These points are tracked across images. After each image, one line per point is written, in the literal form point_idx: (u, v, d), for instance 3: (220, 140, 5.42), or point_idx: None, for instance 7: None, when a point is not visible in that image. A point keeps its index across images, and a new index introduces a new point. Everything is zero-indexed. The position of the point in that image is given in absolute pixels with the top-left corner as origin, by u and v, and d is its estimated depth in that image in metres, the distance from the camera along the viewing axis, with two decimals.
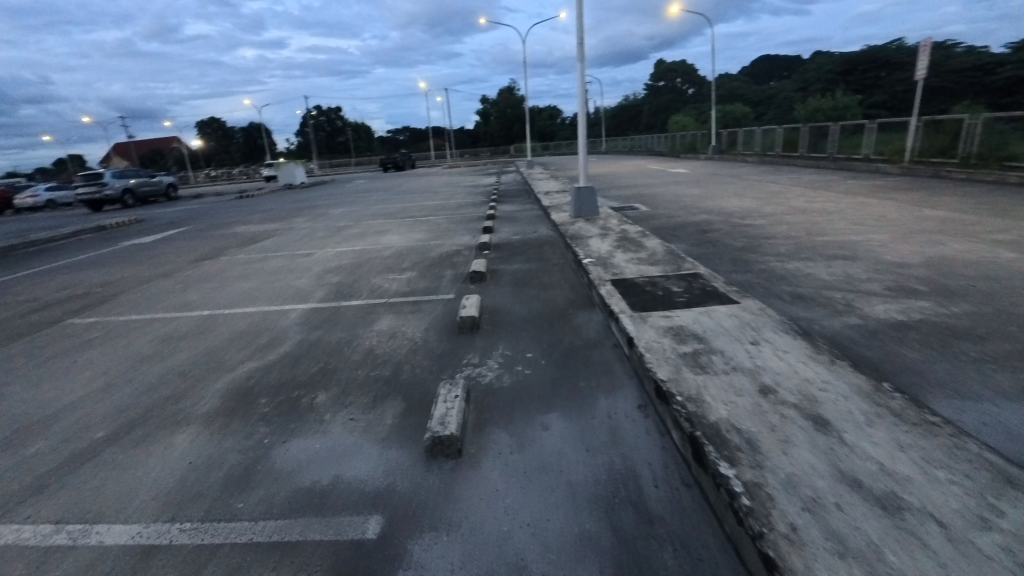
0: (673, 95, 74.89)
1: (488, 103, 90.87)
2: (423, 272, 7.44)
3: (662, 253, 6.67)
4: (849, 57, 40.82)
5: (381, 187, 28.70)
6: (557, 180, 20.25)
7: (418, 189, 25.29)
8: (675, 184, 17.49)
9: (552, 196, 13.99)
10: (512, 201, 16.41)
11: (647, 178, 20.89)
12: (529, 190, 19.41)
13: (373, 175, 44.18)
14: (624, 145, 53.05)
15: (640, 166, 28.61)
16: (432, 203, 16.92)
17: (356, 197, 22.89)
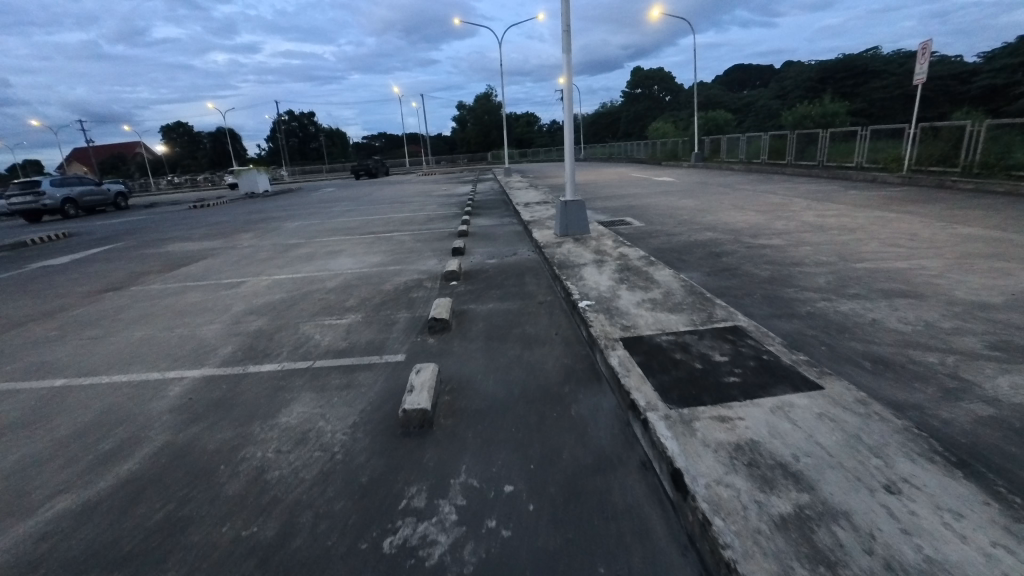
0: (651, 103, 74.73)
1: (464, 109, 89.30)
2: (371, 315, 5.76)
3: (680, 291, 5.11)
4: (827, 65, 40.68)
5: (348, 197, 26.70)
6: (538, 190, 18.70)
7: (388, 199, 23.45)
8: (666, 194, 16.11)
9: (533, 209, 12.40)
10: (489, 213, 14.76)
11: (634, 187, 19.56)
12: (507, 200, 17.83)
13: (344, 182, 42.00)
14: (604, 152, 52.10)
15: (623, 175, 27.38)
16: (399, 217, 15.13)
17: (319, 208, 20.90)
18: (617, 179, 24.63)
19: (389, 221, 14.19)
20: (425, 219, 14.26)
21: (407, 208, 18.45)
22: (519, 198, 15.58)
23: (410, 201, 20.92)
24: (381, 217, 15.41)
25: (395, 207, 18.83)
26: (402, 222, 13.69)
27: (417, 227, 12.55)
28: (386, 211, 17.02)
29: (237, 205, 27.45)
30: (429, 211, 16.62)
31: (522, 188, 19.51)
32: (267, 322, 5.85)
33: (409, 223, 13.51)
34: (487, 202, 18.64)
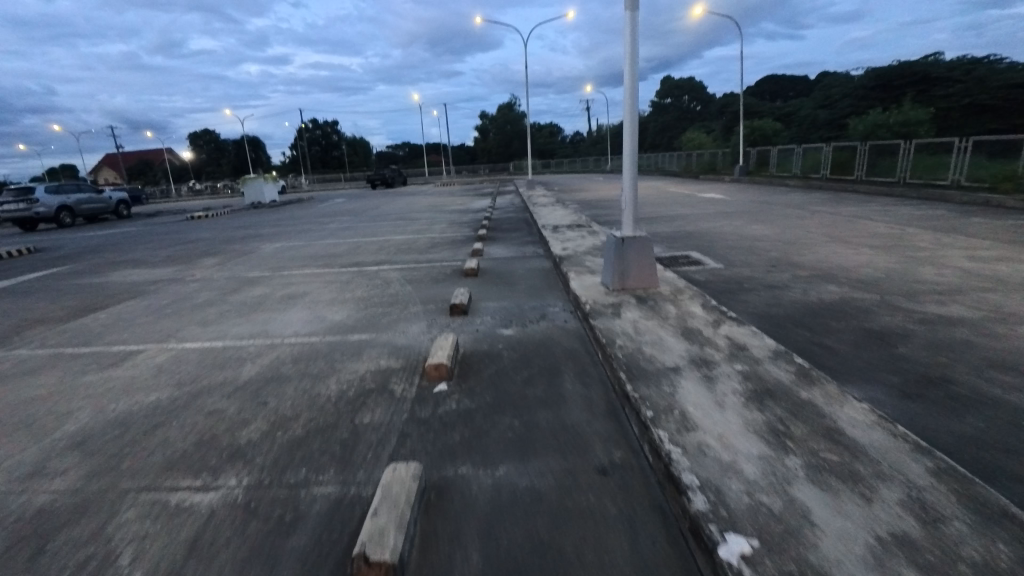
0: (680, 113, 71.57)
1: (486, 118, 87.20)
2: (266, 479, 2.94)
3: (943, 502, 2.20)
4: (882, 71, 36.98)
5: (356, 209, 24.30)
6: (566, 207, 15.73)
7: (396, 213, 20.88)
8: (727, 217, 12.96)
9: (564, 238, 9.49)
10: (507, 237, 11.90)
11: (680, 204, 16.53)
12: (530, 219, 14.97)
13: (357, 192, 39.84)
14: (633, 164, 49.00)
15: (659, 189, 24.41)
16: (398, 240, 12.35)
17: (316, 223, 18.38)
18: (657, 194, 21.47)
19: (384, 246, 11.38)
20: (428, 244, 11.43)
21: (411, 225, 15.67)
22: (544, 219, 12.68)
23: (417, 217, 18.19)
24: (377, 239, 12.63)
25: (397, 224, 16.10)
26: (400, 248, 10.91)
27: (414, 257, 9.75)
28: (388, 231, 14.28)
29: (235, 217, 25.13)
30: (436, 231, 13.83)
31: (548, 206, 16.58)
32: (73, 488, 3.04)
33: (407, 249, 10.71)
34: (506, 221, 15.77)
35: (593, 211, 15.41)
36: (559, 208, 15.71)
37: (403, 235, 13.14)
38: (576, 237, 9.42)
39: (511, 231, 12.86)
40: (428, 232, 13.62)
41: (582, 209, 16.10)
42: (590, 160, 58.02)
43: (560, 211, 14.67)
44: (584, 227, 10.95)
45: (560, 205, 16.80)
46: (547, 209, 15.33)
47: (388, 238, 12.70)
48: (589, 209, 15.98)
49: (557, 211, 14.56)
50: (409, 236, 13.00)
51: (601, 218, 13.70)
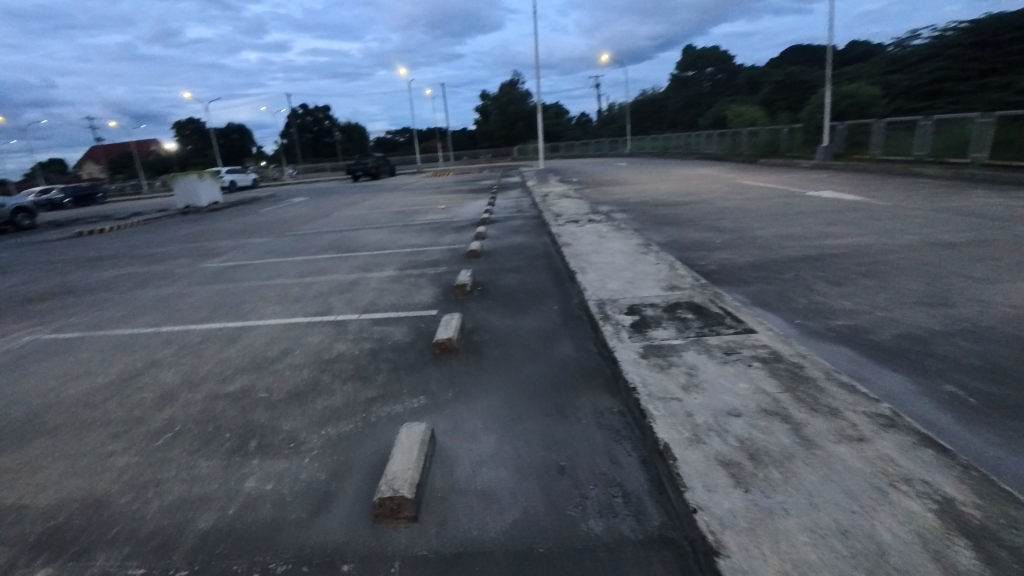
0: (703, 87, 63.68)
1: (486, 99, 78.87)
2: None
3: None
4: (986, 23, 29.18)
5: (301, 216, 17.34)
6: (620, 227, 8.53)
7: (345, 224, 13.85)
8: (997, 264, 5.79)
9: (738, 445, 2.41)
10: (505, 321, 4.92)
11: (809, 214, 9.51)
12: (552, 249, 8.01)
13: (327, 187, 32.68)
14: (660, 145, 41.08)
15: (727, 179, 17.32)
16: (258, 334, 5.27)
17: (204, 249, 11.43)
18: (742, 190, 14.02)
19: (192, 376, 4.32)
20: (302, 365, 4.35)
21: (332, 262, 8.48)
22: (592, 277, 5.51)
23: (364, 236, 10.97)
24: (220, 329, 5.55)
25: (314, 259, 8.92)
26: (212, 400, 3.87)
27: (185, 501, 2.75)
28: (276, 287, 7.12)
29: (135, 232, 17.88)
30: (364, 287, 6.67)
31: (584, 222, 9.28)
32: None
33: (223, 412, 3.67)
34: (506, 249, 8.47)
35: (670, 238, 8.15)
36: (606, 228, 8.47)
37: (288, 310, 6.02)
38: (789, 455, 2.33)
39: (519, 298, 5.62)
40: (345, 292, 6.48)
41: (645, 230, 8.87)
42: (607, 142, 50.09)
43: (614, 239, 7.49)
44: (732, 331, 3.77)
45: (605, 220, 9.48)
46: (581, 234, 8.14)
47: (243, 324, 5.63)
48: (659, 232, 8.72)
49: (606, 241, 7.35)
50: (296, 313, 5.89)
51: (705, 263, 6.50)
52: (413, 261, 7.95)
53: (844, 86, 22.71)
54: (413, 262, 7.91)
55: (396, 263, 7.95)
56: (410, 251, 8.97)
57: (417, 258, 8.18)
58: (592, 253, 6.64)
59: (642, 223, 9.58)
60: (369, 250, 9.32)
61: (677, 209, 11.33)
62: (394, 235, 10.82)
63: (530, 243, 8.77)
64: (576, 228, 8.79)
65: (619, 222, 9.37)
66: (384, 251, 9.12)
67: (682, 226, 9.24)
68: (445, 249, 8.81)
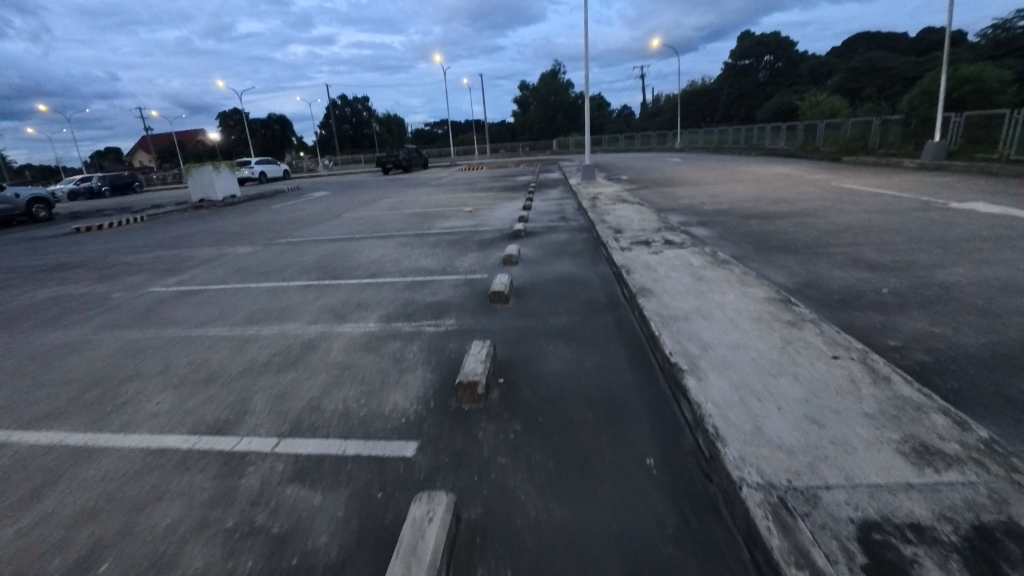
0: (761, 77, 58.39)
1: (525, 89, 75.74)
2: None
3: None
4: None
5: (311, 214, 15.18)
6: (720, 257, 5.62)
7: (351, 227, 11.48)
8: None
9: None
10: (548, 502, 2.33)
11: (1001, 242, 6.31)
12: (617, 288, 5.26)
13: (354, 181, 30.76)
14: (716, 139, 37.17)
15: (821, 181, 13.91)
16: (87, 480, 2.84)
17: (174, 261, 9.28)
18: (853, 197, 10.68)
19: None
20: None
21: (300, 296, 6.01)
22: (722, 394, 2.75)
23: (362, 250, 8.47)
24: (46, 450, 3.18)
25: (281, 287, 6.48)
26: None
27: None
28: (199, 342, 4.70)
29: (136, 228, 16.19)
30: (319, 356, 4.13)
31: (660, 243, 6.39)
32: None
33: None
34: (547, 283, 5.72)
35: (801, 282, 5.21)
36: (699, 258, 5.57)
37: (180, 404, 3.56)
38: None
39: (571, 420, 2.94)
40: (285, 369, 3.97)
41: (753, 262, 5.94)
42: (654, 135, 46.33)
43: (724, 284, 4.62)
44: None
45: (690, 242, 6.56)
46: (662, 266, 5.28)
47: (86, 443, 3.21)
48: (776, 267, 5.77)
49: (712, 288, 4.50)
50: (185, 413, 3.41)
51: (902, 349, 3.62)
52: (408, 303, 5.34)
53: (963, 66, 18.45)
54: (408, 304, 5.30)
55: (384, 304, 5.37)
56: (411, 278, 6.36)
57: (415, 296, 5.58)
58: (699, 318, 3.83)
59: (741, 249, 6.62)
60: (357, 274, 6.79)
61: (779, 224, 8.25)
62: (399, 249, 8.27)
63: (582, 274, 6.00)
64: (652, 253, 5.92)
65: (710, 247, 6.44)
66: (376, 276, 6.54)
67: (804, 255, 6.24)
68: (457, 278, 6.16)
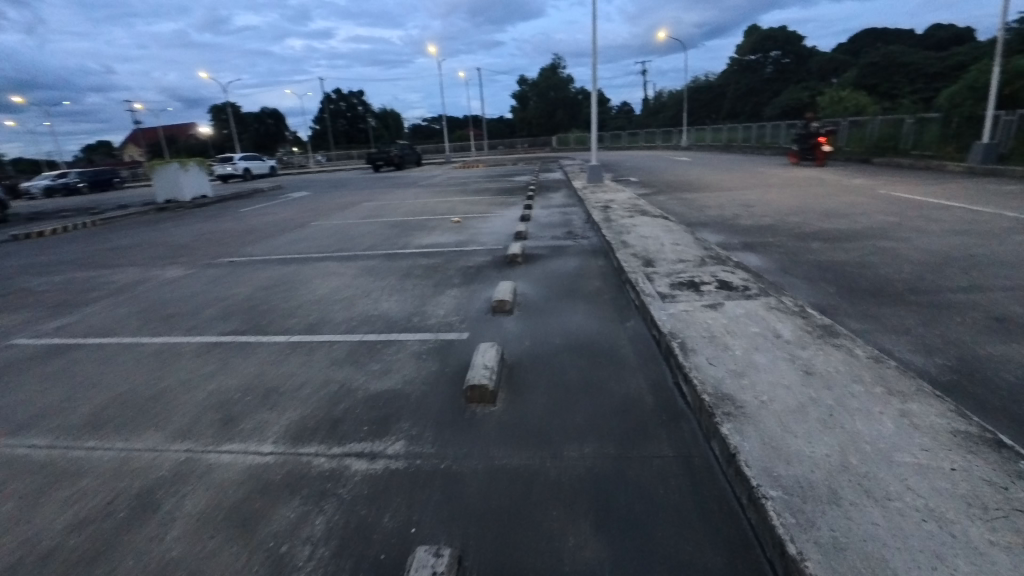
0: (766, 72, 56.54)
1: (524, 84, 73.44)
2: None
3: None
4: None
5: (278, 221, 13.23)
6: (815, 318, 3.72)
7: (315, 239, 9.54)
8: None
9: None
10: None
11: None
12: (665, 371, 3.40)
13: (341, 180, 28.79)
14: (724, 137, 35.30)
15: (865, 187, 12.05)
16: None
17: (81, 289, 7.35)
18: (921, 210, 8.79)
19: None
20: None
21: (191, 369, 4.12)
22: None
23: (310, 280, 6.55)
24: None
25: (177, 347, 4.60)
26: None
27: None
28: None
29: (82, 235, 14.22)
30: (138, 548, 2.25)
31: (713, 287, 4.49)
32: None
33: None
34: (556, 353, 3.81)
35: (950, 368, 3.34)
36: (785, 322, 3.67)
37: None
38: None
39: None
40: None
41: (853, 324, 4.04)
42: (659, 132, 44.39)
43: (856, 390, 2.73)
44: None
45: (754, 283, 4.65)
46: (735, 339, 3.38)
47: None
48: (891, 333, 3.87)
49: (843, 403, 2.61)
50: None
51: None
52: (339, 395, 3.44)
53: (1011, 58, 16.49)
54: (337, 398, 3.40)
55: (302, 396, 3.47)
56: (356, 336, 4.44)
57: (353, 377, 3.68)
58: (861, 503, 1.97)
59: (822, 295, 4.72)
60: (286, 325, 4.90)
61: (850, 252, 6.35)
62: (358, 279, 6.35)
63: (605, 336, 4.11)
64: (707, 308, 4.02)
65: (785, 292, 4.53)
66: (311, 332, 4.64)
67: (918, 308, 4.35)
68: (422, 340, 4.24)
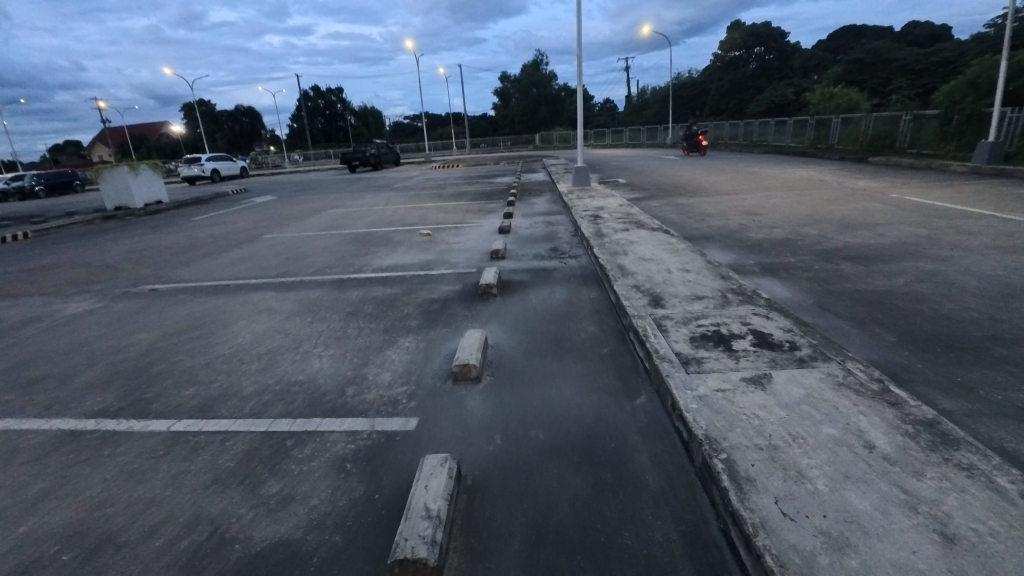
0: (750, 69, 56.05)
1: (506, 80, 71.89)
2: None
3: None
4: None
5: (231, 232, 11.80)
6: (909, 406, 2.59)
7: (262, 258, 8.18)
8: None
9: None
10: None
11: None
12: (703, 504, 2.24)
13: (314, 181, 27.18)
14: (711, 134, 34.49)
15: (875, 191, 11.07)
16: None
17: None
18: (950, 219, 7.78)
19: None
20: None
21: (7, 493, 2.81)
22: None
23: (232, 322, 5.22)
24: None
25: (11, 444, 3.28)
26: None
27: None
28: None
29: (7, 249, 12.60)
30: None
31: (750, 346, 3.34)
32: None
33: None
34: (537, 460, 2.63)
35: None
36: (870, 419, 2.53)
37: None
38: None
39: None
40: None
41: (949, 404, 2.89)
42: (645, 128, 43.37)
43: None
44: None
45: (800, 335, 3.51)
46: (808, 459, 2.23)
47: None
48: (1012, 419, 2.72)
49: None
50: None
51: None
52: (201, 563, 2.18)
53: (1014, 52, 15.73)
54: (196, 570, 2.15)
55: (148, 556, 2.24)
56: (265, 422, 3.21)
57: (233, 517, 2.43)
58: None
59: (888, 352, 3.57)
60: (174, 404, 3.60)
61: (894, 279, 5.24)
62: (291, 321, 5.04)
63: (606, 422, 2.93)
64: (749, 385, 2.88)
65: (843, 349, 3.39)
66: (202, 419, 3.35)
67: (1021, 372, 3.24)
68: (350, 434, 3.00)
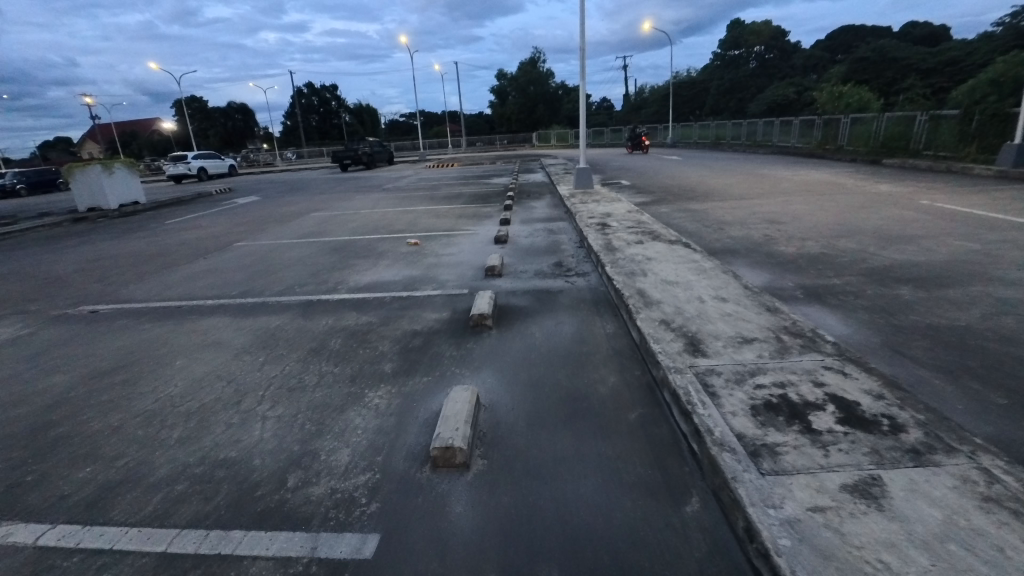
0: (750, 68, 55.32)
1: (503, 78, 70.85)
2: None
3: None
4: None
5: (202, 238, 10.82)
6: None
7: (226, 271, 7.23)
8: None
9: None
10: None
11: None
12: None
13: (303, 181, 26.16)
14: (712, 134, 33.68)
15: (901, 196, 10.23)
16: None
17: None
18: (1000, 231, 6.92)
19: None
20: None
21: None
22: None
23: (170, 360, 4.29)
24: None
25: None
26: None
27: None
28: None
29: None
30: None
31: (835, 424, 2.45)
32: None
33: None
34: None
35: None
36: None
37: None
38: None
39: None
40: None
41: None
42: (645, 127, 42.51)
43: None
44: None
45: (896, 403, 2.63)
46: None
47: None
48: None
49: None
50: None
51: None
52: None
53: None
54: None
55: None
56: (166, 538, 2.30)
57: None
58: None
59: (1012, 427, 2.67)
60: (57, 497, 2.67)
61: (970, 310, 4.34)
62: (239, 360, 4.12)
63: (650, 550, 2.02)
64: (855, 500, 1.99)
65: (959, 425, 2.51)
66: (84, 525, 2.44)
67: None
68: (279, 566, 2.08)
